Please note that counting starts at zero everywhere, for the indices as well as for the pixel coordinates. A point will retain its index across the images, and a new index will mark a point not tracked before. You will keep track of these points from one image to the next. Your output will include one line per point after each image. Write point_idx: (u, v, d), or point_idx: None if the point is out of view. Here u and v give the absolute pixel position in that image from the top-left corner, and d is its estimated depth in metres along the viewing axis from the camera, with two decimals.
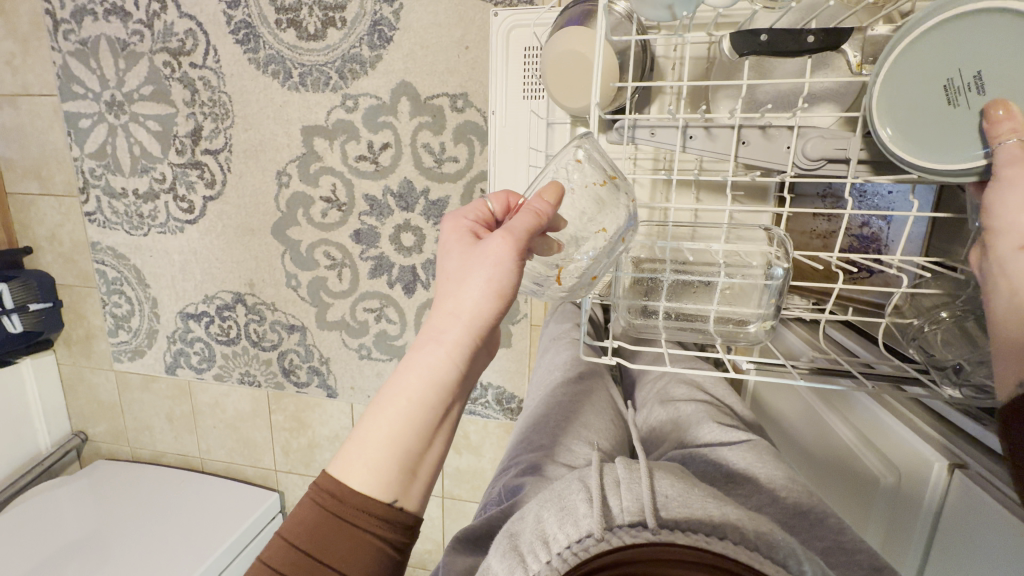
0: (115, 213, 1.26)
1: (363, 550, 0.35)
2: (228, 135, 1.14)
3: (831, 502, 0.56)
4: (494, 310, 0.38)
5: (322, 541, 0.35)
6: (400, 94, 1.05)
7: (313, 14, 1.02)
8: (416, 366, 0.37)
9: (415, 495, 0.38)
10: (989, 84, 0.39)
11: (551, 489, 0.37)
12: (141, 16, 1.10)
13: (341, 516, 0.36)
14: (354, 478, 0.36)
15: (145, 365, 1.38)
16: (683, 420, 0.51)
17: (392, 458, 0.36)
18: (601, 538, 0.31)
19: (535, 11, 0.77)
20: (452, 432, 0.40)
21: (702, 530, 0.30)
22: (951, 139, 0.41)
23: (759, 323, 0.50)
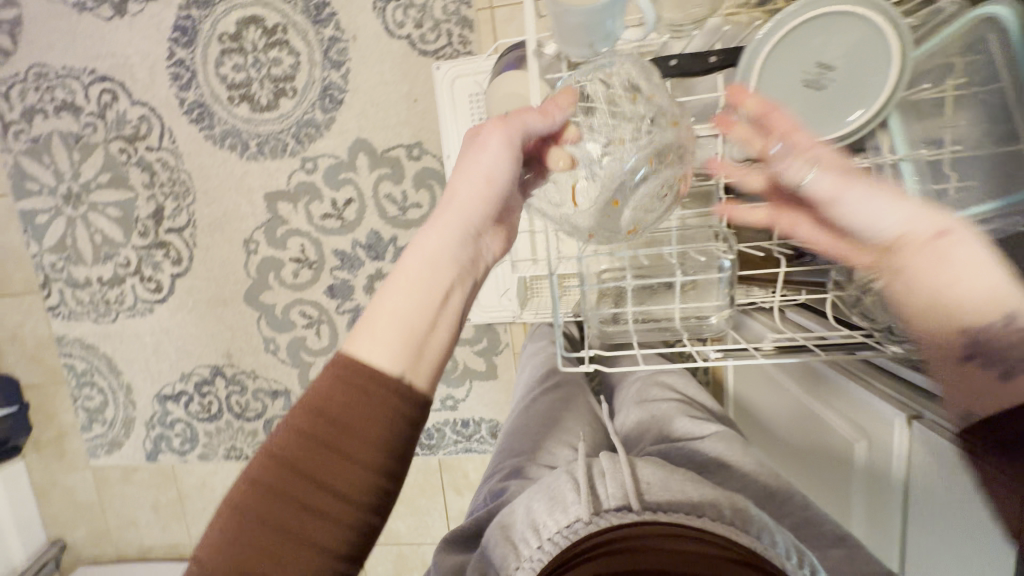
0: (80, 303, 1.24)
1: (379, 414, 0.34)
2: (191, 211, 1.15)
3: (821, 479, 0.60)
4: (486, 197, 0.43)
5: (339, 406, 0.33)
6: (357, 150, 1.09)
7: (264, 87, 1.07)
8: (422, 245, 0.40)
9: (427, 376, 0.36)
10: (834, 60, 0.48)
11: (540, 485, 0.42)
12: (93, 108, 1.13)
13: (356, 385, 0.34)
14: (365, 348, 0.35)
15: (123, 456, 1.32)
16: (659, 416, 0.53)
17: (408, 320, 0.36)
18: (589, 521, 0.36)
19: (474, 62, 0.84)
20: (460, 317, 0.40)
21: (683, 509, 0.36)
22: (834, 110, 0.49)
23: (718, 315, 0.54)
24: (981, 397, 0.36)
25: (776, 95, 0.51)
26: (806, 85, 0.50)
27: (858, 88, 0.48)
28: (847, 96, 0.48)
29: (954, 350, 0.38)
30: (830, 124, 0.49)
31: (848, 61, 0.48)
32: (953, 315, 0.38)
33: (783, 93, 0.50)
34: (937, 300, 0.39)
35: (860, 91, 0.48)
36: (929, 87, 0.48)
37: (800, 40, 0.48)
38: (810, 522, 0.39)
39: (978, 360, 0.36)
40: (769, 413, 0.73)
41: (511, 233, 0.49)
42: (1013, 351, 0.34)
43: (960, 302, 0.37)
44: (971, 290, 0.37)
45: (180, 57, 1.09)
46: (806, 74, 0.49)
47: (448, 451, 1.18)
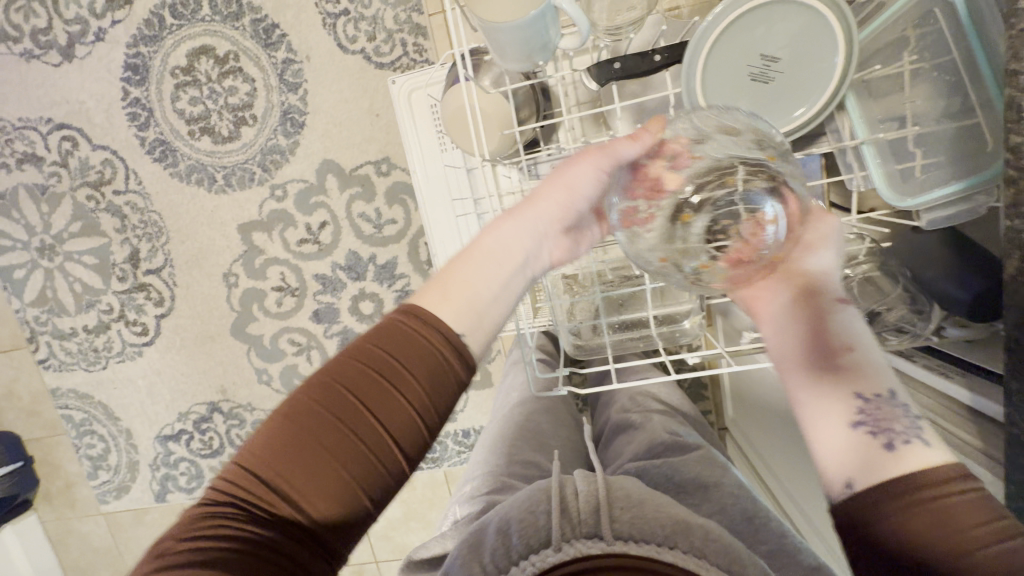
0: (69, 353, 1.23)
1: (431, 360, 0.41)
2: (166, 251, 1.14)
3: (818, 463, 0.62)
4: (558, 202, 0.48)
5: (401, 344, 0.41)
6: (325, 172, 1.07)
7: (223, 118, 1.05)
8: (495, 230, 0.47)
9: (478, 340, 0.44)
10: (778, 52, 0.50)
11: (516, 498, 0.45)
12: (55, 157, 1.11)
13: (417, 328, 0.42)
14: (437, 304, 0.43)
15: (133, 499, 1.32)
16: (640, 434, 0.60)
17: (466, 298, 0.44)
18: (559, 548, 0.40)
19: (427, 73, 0.81)
20: (512, 296, 0.47)
21: (654, 541, 0.40)
22: (789, 101, 0.51)
23: (691, 319, 0.54)
24: (858, 458, 0.38)
25: (722, 88, 0.51)
26: (752, 78, 0.51)
27: (803, 79, 0.50)
28: (796, 86, 0.50)
29: (841, 412, 0.40)
30: (787, 115, 0.51)
31: (791, 53, 0.49)
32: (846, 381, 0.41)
33: (734, 89, 0.51)
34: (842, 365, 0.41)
35: (808, 77, 0.50)
36: (881, 68, 0.49)
37: (743, 32, 0.49)
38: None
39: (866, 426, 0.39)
40: (772, 401, 0.74)
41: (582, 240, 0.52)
42: (895, 424, 0.38)
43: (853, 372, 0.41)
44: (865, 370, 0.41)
45: (135, 96, 1.07)
46: (751, 68, 0.50)
47: (453, 462, 1.17)
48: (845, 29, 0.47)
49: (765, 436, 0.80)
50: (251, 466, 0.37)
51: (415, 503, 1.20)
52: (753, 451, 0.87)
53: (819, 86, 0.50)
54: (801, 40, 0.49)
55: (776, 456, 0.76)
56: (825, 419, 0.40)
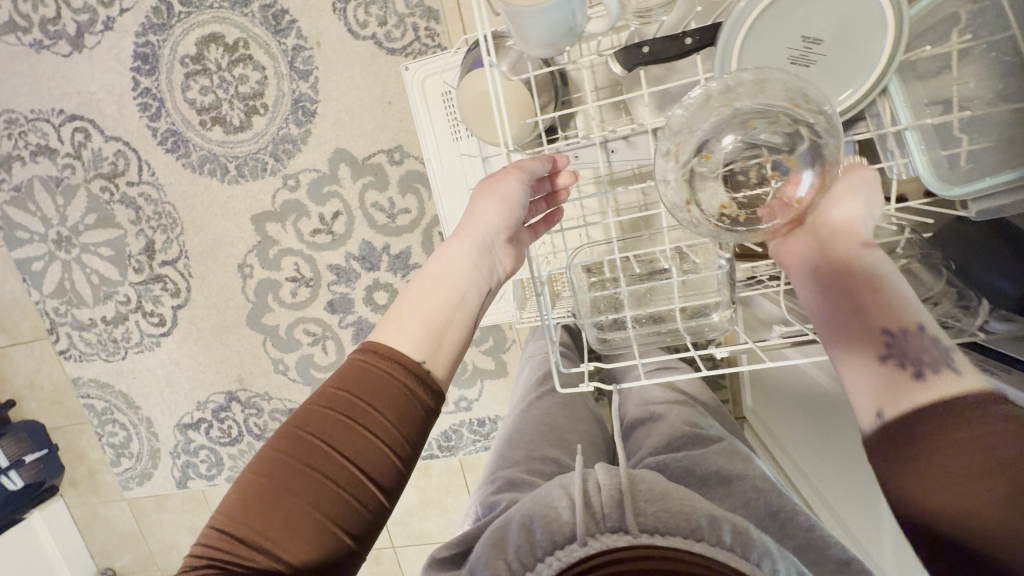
0: (88, 344, 1.25)
1: (396, 393, 0.40)
2: (181, 242, 1.14)
3: (830, 444, 0.65)
4: (503, 213, 0.48)
5: (364, 384, 0.40)
6: (338, 161, 1.06)
7: (234, 107, 1.04)
8: (443, 257, 0.47)
9: (441, 362, 0.43)
10: (821, 34, 0.47)
11: (536, 494, 0.44)
12: (68, 149, 1.11)
13: (376, 360, 0.41)
14: (393, 337, 0.43)
15: (155, 486, 1.35)
16: (661, 427, 0.59)
17: (422, 325, 0.43)
18: (584, 543, 0.39)
19: (443, 58, 0.79)
20: (471, 317, 0.47)
21: (681, 534, 0.39)
22: (829, 86, 0.49)
23: (720, 312, 0.51)
24: (888, 390, 0.37)
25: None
26: (792, 62, 0.49)
27: (847, 64, 0.48)
28: (838, 69, 0.48)
29: (869, 345, 0.39)
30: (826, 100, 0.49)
31: (835, 36, 0.47)
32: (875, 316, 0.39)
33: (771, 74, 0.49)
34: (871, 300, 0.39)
35: (851, 60, 0.48)
36: (927, 47, 0.47)
37: (782, 14, 0.47)
38: (812, 545, 0.43)
39: (893, 355, 0.38)
40: (796, 392, 0.73)
41: (523, 251, 0.53)
42: (925, 355, 0.37)
43: (884, 307, 0.39)
44: (894, 305, 0.39)
45: (145, 86, 1.06)
46: (791, 50, 0.48)
47: (468, 450, 1.18)
48: (894, 6, 0.45)
49: (787, 426, 0.79)
50: (228, 523, 0.36)
51: (432, 490, 1.21)
52: (772, 440, 0.86)
53: (865, 69, 0.47)
54: (846, 21, 0.46)
55: (797, 445, 0.76)
56: (853, 355, 0.39)
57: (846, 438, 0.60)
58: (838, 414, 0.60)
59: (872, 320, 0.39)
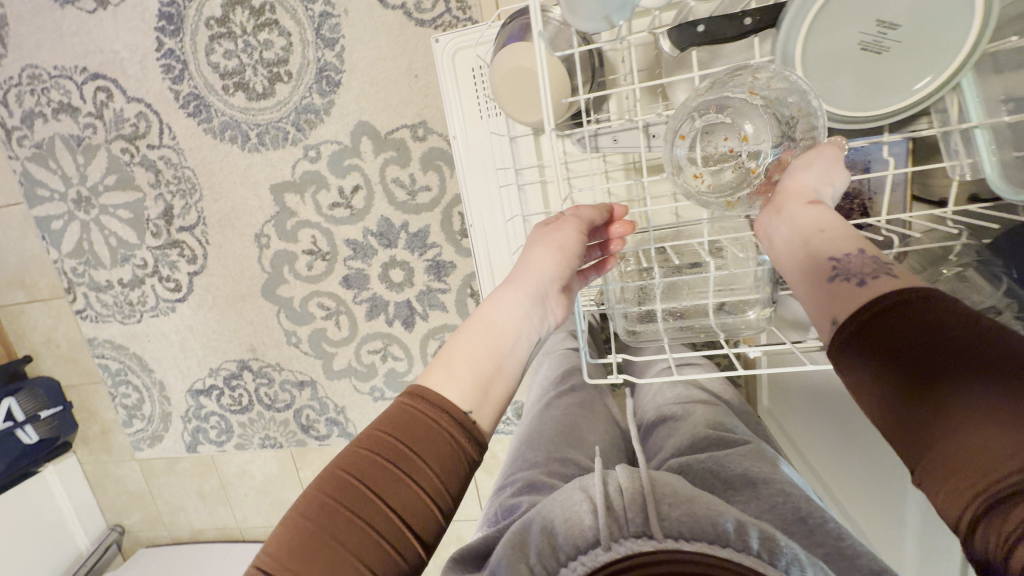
0: (105, 305, 1.25)
1: (438, 440, 0.38)
2: (199, 209, 1.13)
3: (842, 437, 0.66)
4: (559, 262, 0.47)
5: (406, 430, 0.38)
6: (360, 135, 1.04)
7: (258, 73, 1.02)
8: (496, 302, 0.46)
9: (487, 414, 0.41)
10: (896, 18, 0.45)
11: (554, 497, 0.44)
12: (90, 108, 1.10)
13: (421, 408, 0.39)
14: (441, 384, 0.41)
15: (165, 448, 1.37)
16: (685, 426, 0.58)
17: (471, 374, 0.42)
18: (609, 548, 0.39)
19: (476, 30, 0.76)
20: (519, 366, 0.44)
21: (707, 539, 0.38)
22: (900, 75, 0.47)
23: (758, 310, 0.50)
24: (838, 303, 0.35)
25: (824, 60, 0.47)
26: (863, 48, 0.46)
27: (922, 50, 0.45)
28: (911, 58, 0.46)
29: (814, 274, 0.37)
30: (895, 90, 0.47)
31: (913, 20, 0.44)
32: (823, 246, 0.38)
33: (837, 63, 0.47)
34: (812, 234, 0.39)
35: (928, 47, 0.45)
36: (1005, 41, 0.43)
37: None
38: (842, 553, 0.41)
39: (834, 275, 0.36)
40: (813, 392, 0.72)
41: (574, 300, 0.52)
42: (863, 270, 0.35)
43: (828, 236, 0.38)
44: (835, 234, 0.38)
45: (169, 47, 1.04)
46: (863, 36, 0.46)
47: None
48: None
49: (802, 429, 0.78)
50: (268, 560, 0.35)
51: None
52: (785, 438, 0.85)
53: (944, 56, 0.45)
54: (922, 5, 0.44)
55: (813, 449, 0.74)
56: (806, 285, 0.38)
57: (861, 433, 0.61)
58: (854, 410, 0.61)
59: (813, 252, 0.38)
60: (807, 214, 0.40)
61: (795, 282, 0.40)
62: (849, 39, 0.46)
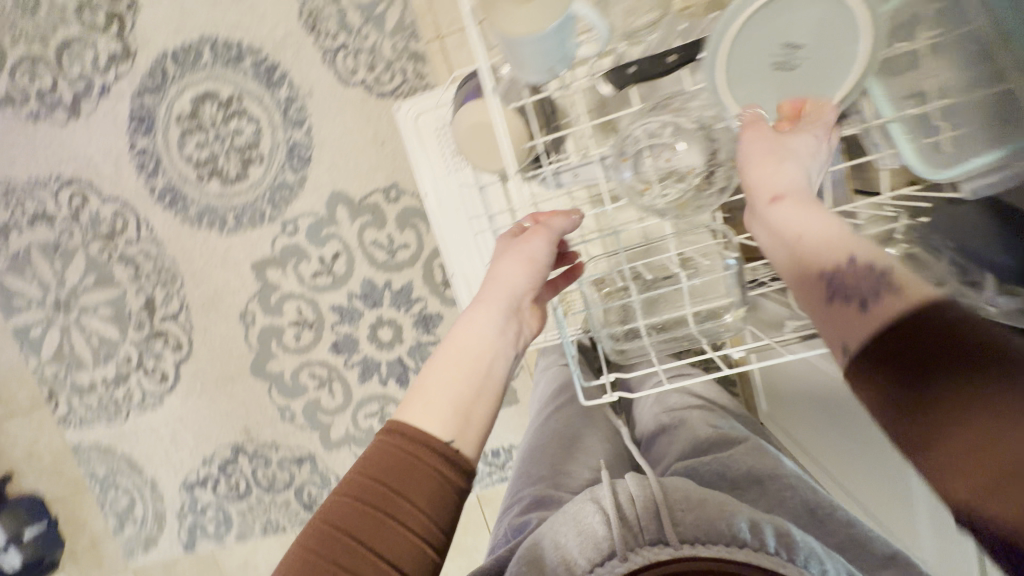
0: (89, 408, 1.22)
1: (423, 477, 0.39)
2: (181, 295, 1.14)
3: (847, 436, 0.66)
4: (529, 274, 0.49)
5: (389, 471, 0.39)
6: (335, 204, 1.07)
7: (230, 159, 1.06)
8: (468, 323, 0.47)
9: (470, 440, 0.42)
10: (800, 38, 0.48)
11: (563, 511, 0.44)
12: (66, 213, 1.12)
13: (399, 446, 0.40)
14: (420, 417, 0.41)
15: (160, 551, 1.29)
16: (686, 433, 0.59)
17: (449, 401, 0.42)
18: (625, 557, 0.39)
19: (434, 96, 0.83)
20: (500, 385, 0.45)
21: (723, 542, 0.39)
22: (810, 87, 0.50)
23: (732, 312, 0.53)
24: (840, 318, 0.34)
25: (745, 80, 0.50)
26: (776, 67, 0.50)
27: (827, 62, 0.48)
28: (819, 69, 0.49)
29: (812, 285, 0.37)
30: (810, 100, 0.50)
31: (814, 38, 0.48)
32: (818, 257, 0.37)
33: (756, 81, 0.50)
34: (799, 230, 0.39)
35: (833, 59, 0.48)
36: None
37: (760, 24, 0.48)
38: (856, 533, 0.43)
39: (837, 294, 0.35)
40: (811, 393, 0.73)
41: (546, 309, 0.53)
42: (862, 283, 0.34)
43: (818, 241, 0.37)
44: (824, 237, 0.38)
45: (142, 146, 1.08)
46: (773, 57, 0.49)
47: (485, 484, 1.14)
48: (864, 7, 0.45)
49: (804, 428, 0.79)
50: None
51: None
52: (794, 444, 0.85)
53: (845, 69, 0.48)
54: (822, 24, 0.47)
55: (822, 449, 0.75)
56: (802, 289, 0.38)
57: (864, 428, 0.61)
58: (852, 406, 0.62)
59: (807, 266, 0.38)
60: (791, 218, 0.39)
61: (794, 286, 0.39)
62: (763, 58, 0.49)
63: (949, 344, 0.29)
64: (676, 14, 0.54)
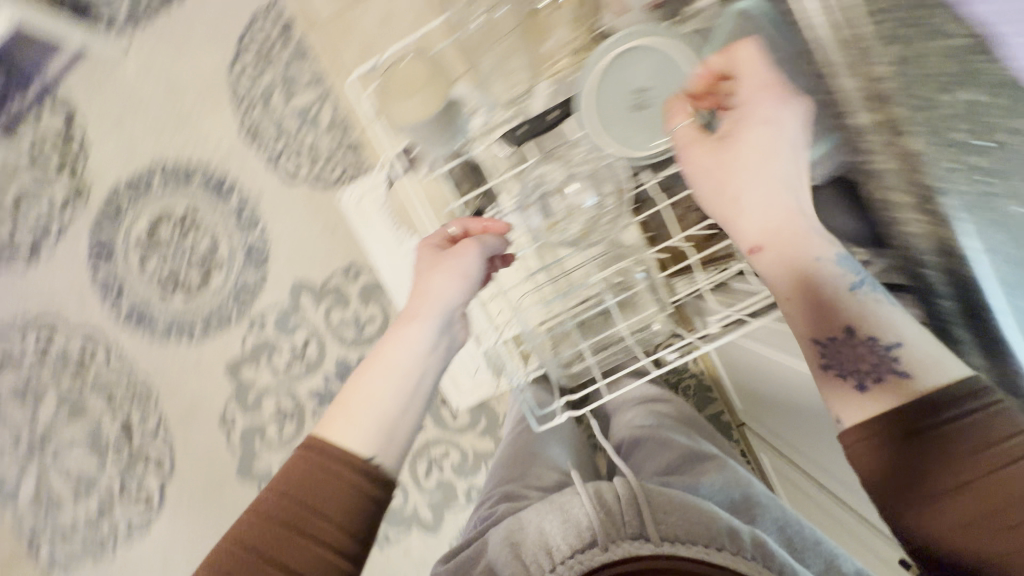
0: (69, 547, 1.14)
1: (336, 490, 0.41)
2: (157, 412, 1.14)
3: (796, 417, 0.71)
4: (460, 288, 0.50)
5: (304, 486, 0.41)
6: (298, 293, 1.11)
7: (191, 270, 1.11)
8: (396, 339, 0.48)
9: (392, 455, 0.44)
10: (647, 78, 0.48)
11: (550, 502, 0.55)
12: (34, 353, 1.14)
13: (317, 458, 0.43)
14: (341, 431, 0.44)
15: None
16: (655, 449, 0.65)
17: (372, 416, 0.45)
18: (604, 546, 0.49)
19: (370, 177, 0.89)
20: (425, 399, 0.48)
21: (700, 543, 0.48)
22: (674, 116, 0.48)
23: (658, 320, 0.59)
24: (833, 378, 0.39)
25: (615, 128, 0.50)
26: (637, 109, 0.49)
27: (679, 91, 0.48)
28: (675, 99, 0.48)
29: (812, 344, 0.40)
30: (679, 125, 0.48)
31: (659, 75, 0.48)
32: (823, 326, 0.40)
33: (625, 125, 0.50)
34: (806, 281, 0.40)
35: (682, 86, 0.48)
36: None
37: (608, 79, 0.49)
38: None
39: (835, 365, 0.39)
40: (763, 383, 0.78)
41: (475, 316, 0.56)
42: (863, 363, 0.38)
43: (824, 312, 0.39)
44: (831, 305, 0.39)
45: (104, 274, 1.12)
46: (630, 102, 0.49)
47: None
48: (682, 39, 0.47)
49: (785, 428, 0.79)
50: None
51: None
52: (769, 431, 0.90)
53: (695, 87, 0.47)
54: (660, 62, 0.48)
55: (786, 433, 0.80)
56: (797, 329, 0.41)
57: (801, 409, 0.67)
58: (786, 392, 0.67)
59: (813, 328, 0.40)
60: (799, 282, 0.40)
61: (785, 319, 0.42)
62: (620, 105, 0.49)
63: (960, 459, 0.33)
64: (546, 78, 0.54)
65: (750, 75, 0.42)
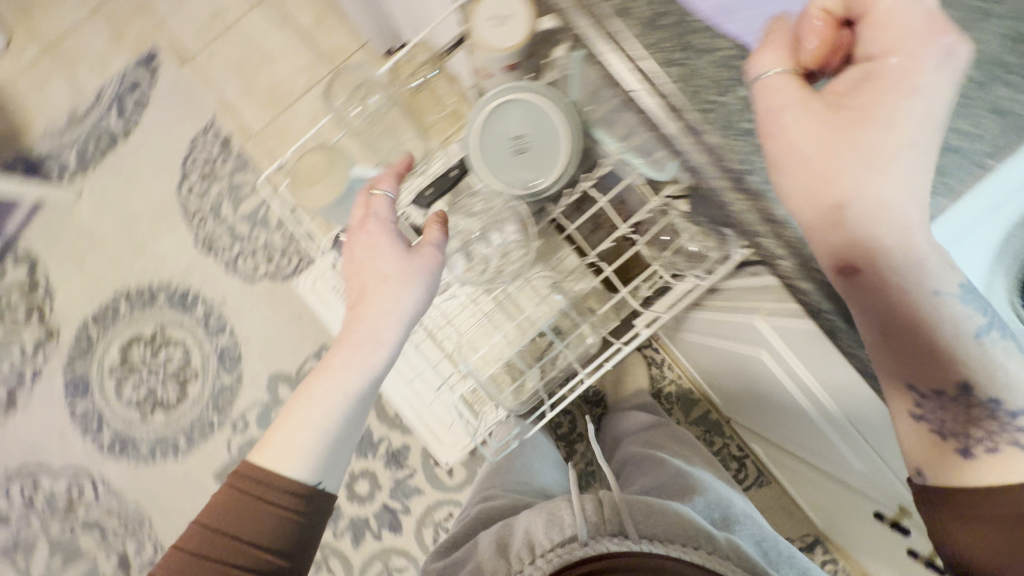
0: None
1: (265, 519, 0.43)
2: (152, 538, 1.11)
3: (754, 396, 0.76)
4: (416, 303, 0.50)
5: (232, 517, 0.43)
6: (275, 385, 1.11)
7: (168, 386, 1.13)
8: (347, 356, 0.47)
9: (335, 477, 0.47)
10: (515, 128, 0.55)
11: (545, 510, 0.57)
12: (22, 505, 1.14)
13: (248, 487, 0.44)
14: (282, 458, 0.45)
15: None
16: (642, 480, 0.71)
17: (320, 441, 0.45)
18: (584, 542, 0.50)
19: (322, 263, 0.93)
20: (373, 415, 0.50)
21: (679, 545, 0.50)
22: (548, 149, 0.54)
23: (588, 333, 0.64)
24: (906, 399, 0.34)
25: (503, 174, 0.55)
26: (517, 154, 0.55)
27: (544, 130, 0.54)
28: (543, 137, 0.54)
29: (900, 365, 0.33)
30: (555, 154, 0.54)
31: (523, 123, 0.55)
32: (922, 346, 0.32)
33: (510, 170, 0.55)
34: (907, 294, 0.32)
35: (544, 126, 0.54)
36: None
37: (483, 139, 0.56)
38: None
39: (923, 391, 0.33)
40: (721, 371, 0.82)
41: None
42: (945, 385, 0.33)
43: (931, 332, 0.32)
44: (935, 327, 0.32)
45: (83, 409, 1.14)
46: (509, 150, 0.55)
47: None
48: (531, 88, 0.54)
49: (750, 409, 0.84)
50: None
51: None
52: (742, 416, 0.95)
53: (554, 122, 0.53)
54: (521, 112, 0.55)
55: (754, 414, 0.85)
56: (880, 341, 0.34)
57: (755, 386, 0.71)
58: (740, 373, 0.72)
59: (911, 348, 0.33)
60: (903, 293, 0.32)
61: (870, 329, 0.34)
62: (500, 155, 0.55)
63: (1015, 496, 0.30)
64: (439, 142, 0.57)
65: (877, 19, 0.32)
